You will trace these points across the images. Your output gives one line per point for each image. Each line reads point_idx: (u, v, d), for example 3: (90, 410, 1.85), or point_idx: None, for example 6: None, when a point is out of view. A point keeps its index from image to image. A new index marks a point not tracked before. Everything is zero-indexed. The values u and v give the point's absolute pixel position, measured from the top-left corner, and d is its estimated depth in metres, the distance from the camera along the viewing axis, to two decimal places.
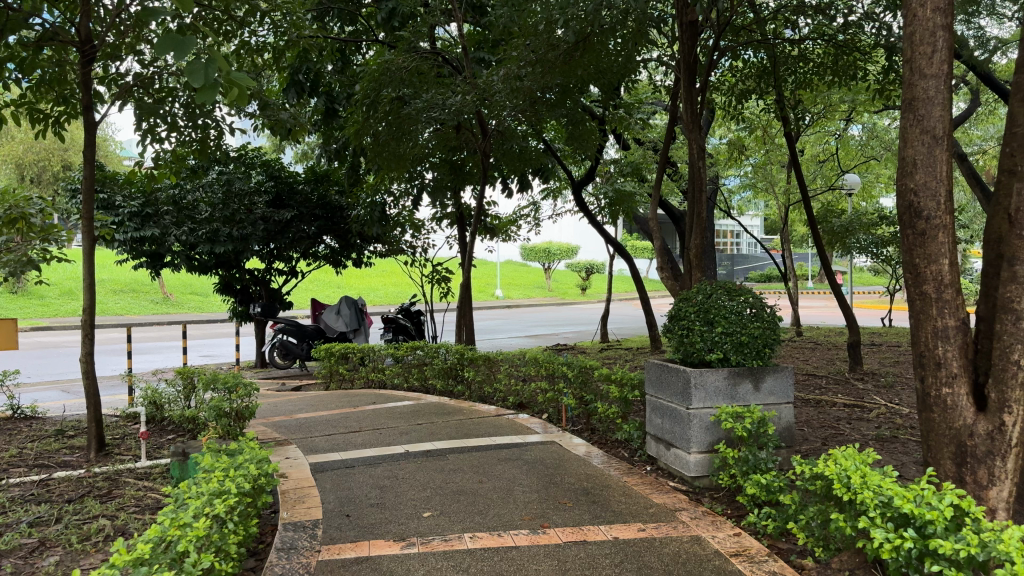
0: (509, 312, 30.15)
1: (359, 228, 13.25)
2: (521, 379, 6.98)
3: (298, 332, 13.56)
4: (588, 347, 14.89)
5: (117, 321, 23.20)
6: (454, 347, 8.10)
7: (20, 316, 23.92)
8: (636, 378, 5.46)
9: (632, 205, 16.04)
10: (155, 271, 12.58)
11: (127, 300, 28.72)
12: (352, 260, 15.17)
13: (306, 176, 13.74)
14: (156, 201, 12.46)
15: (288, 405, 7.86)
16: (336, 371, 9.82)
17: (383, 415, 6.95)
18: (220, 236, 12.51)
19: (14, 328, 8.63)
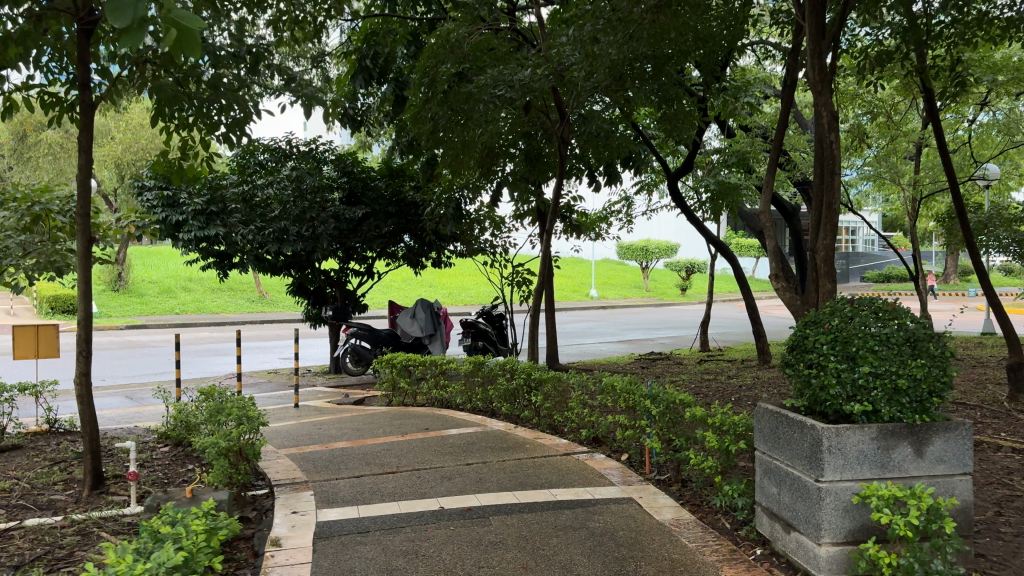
0: (603, 313, 28.74)
1: (434, 225, 12.28)
2: (597, 409, 5.73)
3: (372, 337, 12.66)
4: (685, 358, 13.41)
5: (209, 321, 23.35)
6: (523, 366, 6.92)
7: (119, 315, 24.46)
8: (742, 422, 4.12)
9: (737, 199, 14.43)
10: (222, 273, 11.98)
11: (225, 298, 29.11)
12: (431, 260, 14.24)
13: (381, 171, 12.88)
14: (225, 198, 11.91)
15: (332, 428, 6.90)
16: (397, 386, 8.84)
17: (432, 447, 5.85)
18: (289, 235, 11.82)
19: (57, 334, 8.00)
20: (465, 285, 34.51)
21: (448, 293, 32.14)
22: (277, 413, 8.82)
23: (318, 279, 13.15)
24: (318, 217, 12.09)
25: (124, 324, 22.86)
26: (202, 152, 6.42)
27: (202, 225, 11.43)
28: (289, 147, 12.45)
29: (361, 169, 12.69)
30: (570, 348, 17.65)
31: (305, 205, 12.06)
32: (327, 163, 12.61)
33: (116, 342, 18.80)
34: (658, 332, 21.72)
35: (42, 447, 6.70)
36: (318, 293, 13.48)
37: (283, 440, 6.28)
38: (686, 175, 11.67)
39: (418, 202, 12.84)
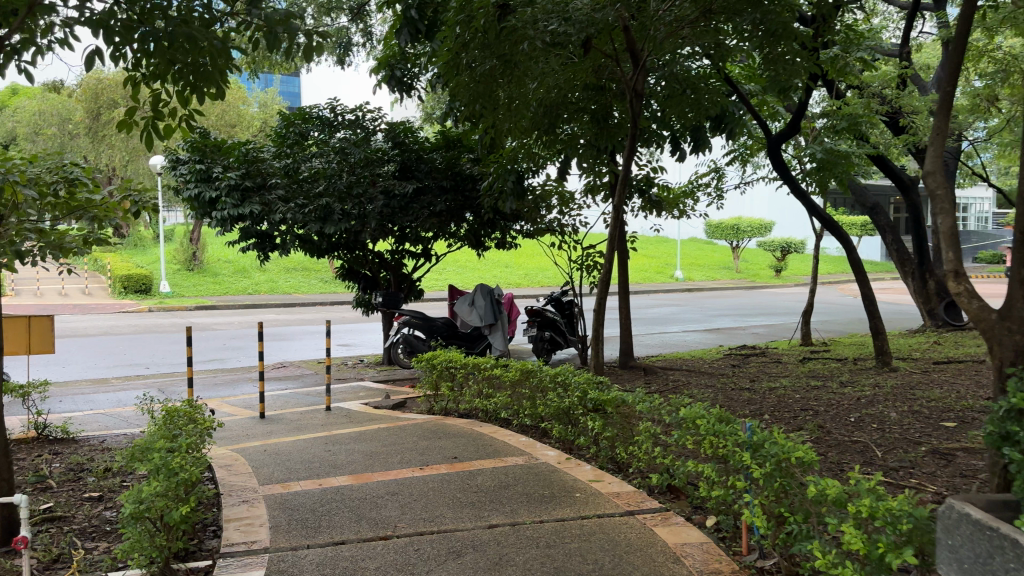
0: (689, 296, 26.91)
1: (494, 201, 10.87)
2: (674, 448, 4.21)
3: (427, 327, 11.35)
4: (786, 356, 11.60)
5: (278, 305, 22.75)
6: (579, 377, 5.44)
7: (191, 295, 24.21)
8: (905, 513, 2.55)
9: (847, 171, 12.41)
10: (263, 256, 10.89)
11: (298, 278, 28.61)
12: (494, 241, 12.87)
13: (436, 142, 11.56)
14: (265, 173, 10.85)
15: (343, 450, 5.59)
16: (439, 391, 7.50)
17: (453, 489, 4.46)
18: (333, 213, 10.64)
19: (51, 329, 6.95)
20: (543, 266, 33.14)
21: (524, 273, 30.85)
22: (302, 421, 7.63)
23: (370, 263, 11.98)
24: (365, 193, 10.88)
25: (194, 304, 22.45)
26: (180, 109, 5.13)
27: (238, 202, 10.39)
28: (334, 115, 11.25)
29: (413, 139, 11.39)
30: (651, 338, 16.04)
31: (353, 179, 10.89)
32: (377, 133, 11.34)
33: (178, 325, 18.29)
34: (749, 319, 19.77)
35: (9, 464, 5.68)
36: (371, 278, 12.30)
37: (275, 471, 5.01)
38: (789, 140, 9.87)
39: (476, 175, 11.46)
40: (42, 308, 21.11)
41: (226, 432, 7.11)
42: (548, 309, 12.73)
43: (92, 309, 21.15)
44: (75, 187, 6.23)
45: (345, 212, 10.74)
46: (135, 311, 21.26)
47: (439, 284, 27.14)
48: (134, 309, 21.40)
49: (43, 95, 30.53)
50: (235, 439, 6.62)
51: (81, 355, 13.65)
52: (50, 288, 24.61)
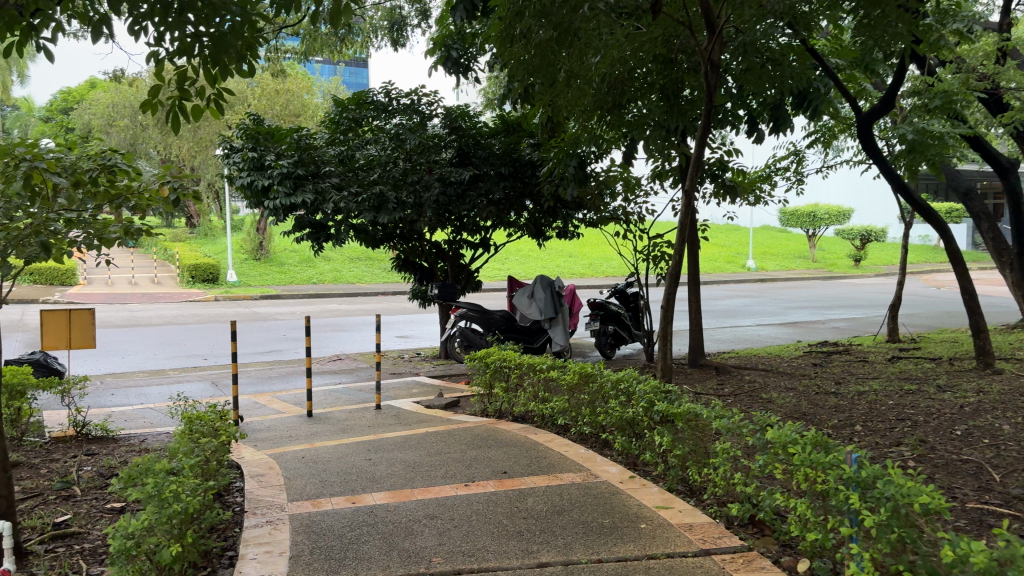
0: (763, 287, 25.76)
1: (555, 187, 10.27)
2: (760, 474, 3.59)
3: (484, 320, 10.95)
4: (873, 355, 10.69)
5: (341, 295, 22.66)
6: (647, 384, 4.84)
7: (257, 285, 24.36)
8: None
9: (942, 153, 11.37)
10: (317, 246, 10.50)
11: (362, 267, 28.57)
12: (555, 231, 12.29)
13: (494, 126, 11.01)
14: (319, 161, 10.47)
15: (385, 460, 5.12)
16: (493, 391, 6.98)
17: (499, 514, 3.93)
18: (387, 202, 10.19)
19: (92, 321, 6.75)
20: (608, 256, 32.35)
21: (589, 263, 30.14)
22: (350, 420, 7.21)
23: (426, 254, 11.55)
24: (420, 181, 10.48)
25: (259, 293, 22.55)
26: (209, 87, 4.72)
27: (290, 191, 9.96)
28: (388, 100, 10.76)
29: (471, 124, 10.86)
30: (722, 332, 15.19)
31: (407, 166, 10.58)
32: (434, 118, 10.82)
33: (241, 314, 18.30)
34: (828, 312, 18.64)
35: (39, 467, 5.41)
36: (427, 269, 11.83)
37: (307, 484, 4.56)
38: (880, 117, 8.98)
39: (536, 160, 10.89)
40: (114, 297, 21.49)
41: (270, 433, 6.75)
42: (611, 301, 12.13)
43: (161, 298, 21.43)
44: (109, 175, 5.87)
45: (400, 201, 10.30)
46: (201, 300, 21.44)
47: (502, 274, 26.69)
48: (200, 298, 21.60)
49: (117, 89, 31.24)
50: (277, 441, 6.24)
51: (143, 346, 13.65)
52: (123, 277, 25.13)
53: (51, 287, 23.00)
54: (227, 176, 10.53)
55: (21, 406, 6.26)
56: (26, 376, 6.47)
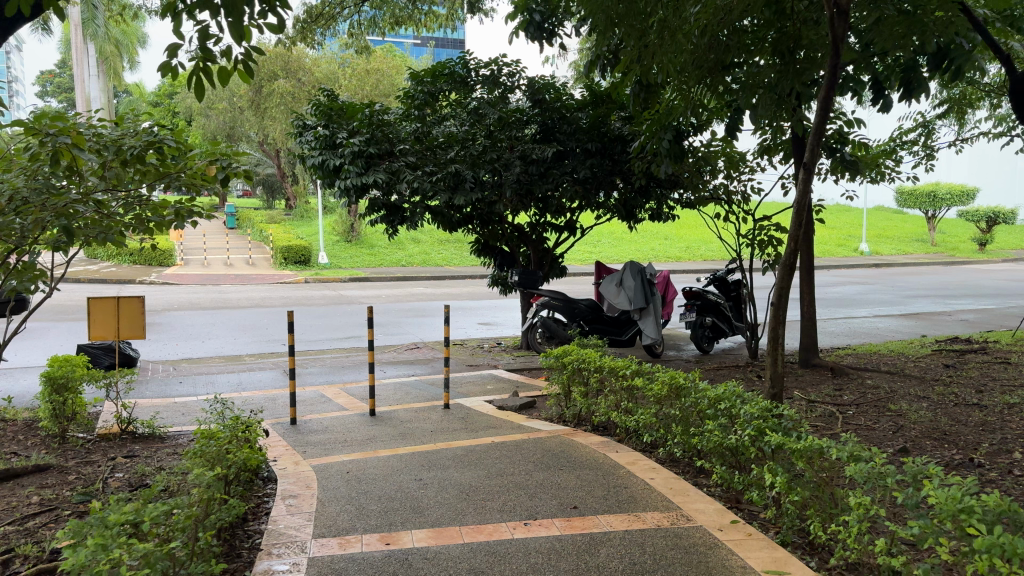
0: (878, 272, 23.77)
1: (649, 164, 9.29)
2: (918, 547, 2.63)
3: (567, 309, 10.13)
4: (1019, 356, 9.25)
5: (428, 278, 22.26)
6: (755, 405, 3.91)
7: (347, 266, 24.30)
8: None
9: None
10: (391, 230, 9.86)
11: (451, 249, 28.14)
12: (648, 212, 11.30)
13: (582, 99, 10.09)
14: (393, 137, 9.81)
15: (437, 480, 4.38)
16: (571, 394, 6.16)
17: (562, 571, 3.12)
18: (464, 181, 9.47)
19: (141, 311, 6.32)
20: (707, 239, 30.81)
21: (686, 246, 28.74)
22: (412, 421, 6.55)
23: (508, 237, 10.81)
24: (500, 158, 9.73)
25: (348, 276, 22.39)
26: (234, 45, 4.06)
27: (362, 170, 9.31)
28: (467, 72, 9.94)
29: (557, 95, 9.98)
30: (834, 324, 13.80)
31: (487, 143, 9.86)
32: (516, 90, 10.00)
33: (327, 297, 18.11)
34: (954, 302, 16.81)
35: (69, 473, 4.97)
36: (509, 254, 11.15)
37: (340, 512, 3.88)
38: None
39: (626, 135, 9.96)
40: (208, 278, 21.84)
41: (325, 435, 6.17)
42: (710, 290, 11.11)
43: (253, 279, 21.57)
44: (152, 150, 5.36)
45: (478, 180, 9.56)
46: (292, 282, 21.45)
47: (594, 258, 25.70)
48: (291, 280, 21.61)
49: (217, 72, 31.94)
50: (328, 446, 5.64)
51: (225, 329, 13.53)
52: (219, 258, 25.64)
53: (150, 268, 23.67)
54: (299, 154, 9.97)
55: (67, 400, 5.92)
56: (73, 368, 6.12)
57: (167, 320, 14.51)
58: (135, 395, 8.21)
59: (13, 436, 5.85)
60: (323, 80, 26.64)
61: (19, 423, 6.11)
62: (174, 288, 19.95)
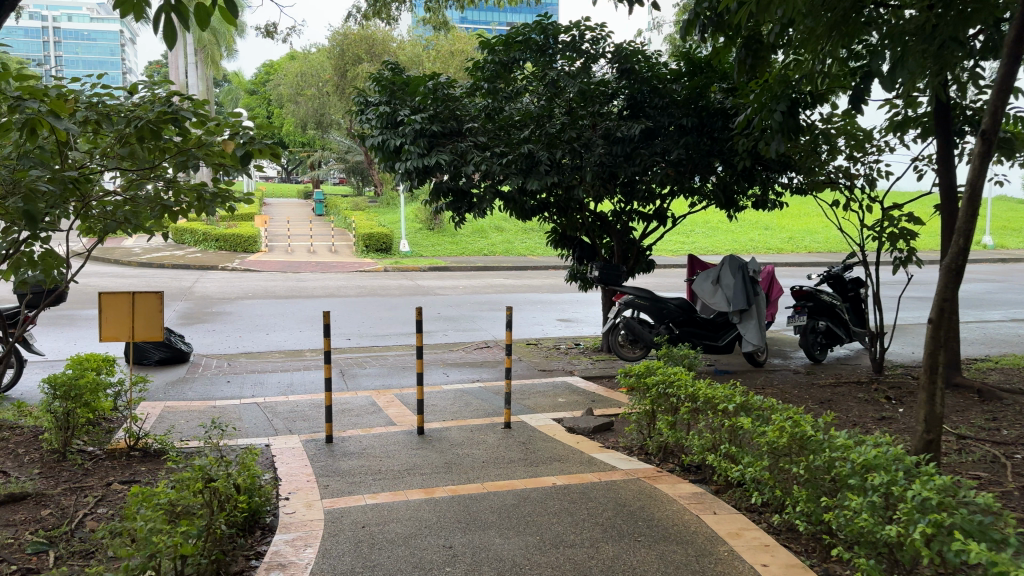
0: (1009, 269, 21.30)
1: (757, 143, 7.95)
2: None
3: (655, 310, 9.01)
4: None
5: (510, 268, 21.28)
6: (925, 481, 2.70)
7: (428, 255, 23.58)
8: None
9: None
10: (459, 218, 8.83)
11: (536, 238, 27.06)
12: (751, 198, 9.93)
13: (676, 68, 8.83)
14: (461, 114, 8.80)
15: (473, 550, 3.33)
16: (657, 423, 5.01)
17: None
18: (539, 163, 8.37)
19: (159, 308, 5.51)
20: (810, 229, 28.65)
21: (789, 237, 26.71)
22: (465, 444, 5.51)
23: (589, 227, 9.69)
24: (581, 137, 8.63)
25: (428, 264, 21.66)
26: None
27: (425, 151, 8.33)
28: (545, 39, 8.76)
29: (648, 64, 8.78)
30: (967, 329, 11.98)
31: (567, 119, 8.76)
32: (601, 59, 8.81)
33: (403, 286, 17.37)
34: None
35: (45, 504, 4.19)
36: (590, 245, 10.09)
37: None
38: None
39: (729, 109, 8.64)
40: (289, 265, 21.54)
41: (361, 459, 5.21)
42: (822, 290, 9.69)
43: (333, 267, 21.12)
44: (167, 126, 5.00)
45: (554, 161, 8.48)
46: (371, 269, 20.88)
47: (687, 250, 24.12)
48: (370, 267, 21.04)
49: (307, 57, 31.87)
50: (356, 478, 4.66)
51: (292, 320, 12.89)
52: (302, 245, 25.40)
53: (235, 254, 23.65)
54: (358, 133, 9.03)
55: (73, 410, 5.18)
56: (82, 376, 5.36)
57: (237, 309, 14.02)
58: (175, 397, 7.52)
59: (12, 448, 5.14)
60: (408, 63, 25.72)
61: (25, 433, 5.43)
62: (254, 274, 19.69)
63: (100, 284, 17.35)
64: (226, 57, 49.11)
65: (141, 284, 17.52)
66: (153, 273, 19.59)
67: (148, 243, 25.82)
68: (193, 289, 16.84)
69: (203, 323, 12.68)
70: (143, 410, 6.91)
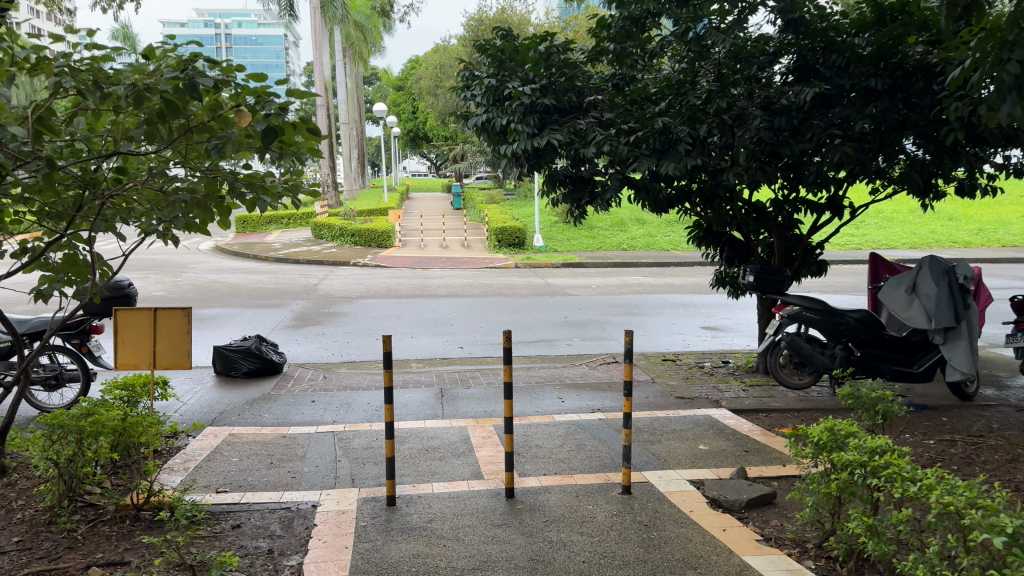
0: None
1: (977, 110, 5.99)
2: None
3: (828, 324, 7.20)
4: None
5: (650, 265, 19.47)
6: None
7: (563, 250, 22.18)
8: None
9: None
10: (579, 212, 7.34)
11: (681, 231, 24.99)
12: (954, 182, 7.83)
13: (858, 17, 6.93)
14: (583, 85, 7.31)
15: None
16: (849, 522, 3.37)
17: None
18: (678, 143, 6.76)
19: (187, 330, 4.41)
20: (1005, 220, 24.73)
21: (978, 229, 23.13)
22: (565, 522, 4.06)
23: (741, 221, 7.94)
24: (733, 108, 6.93)
25: (562, 259, 20.27)
26: None
27: (536, 131, 6.88)
28: None
29: (821, 13, 6.98)
30: None
31: (715, 87, 7.11)
32: (760, 8, 6.99)
33: (531, 285, 16.08)
34: None
35: None
36: (741, 243, 8.25)
37: None
38: None
39: (934, 65, 6.66)
40: (419, 260, 20.79)
41: (423, 538, 3.89)
42: None
43: (463, 263, 20.19)
44: (180, 98, 3.90)
45: (697, 139, 6.88)
46: (501, 265, 19.75)
47: (854, 244, 21.31)
48: (500, 263, 19.93)
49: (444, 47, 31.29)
50: None
51: (407, 323, 11.85)
52: (435, 239, 24.73)
53: (368, 249, 23.28)
54: (462, 112, 7.67)
55: (77, 458, 4.15)
56: (92, 412, 4.39)
57: (354, 310, 13.18)
58: (248, 420, 6.55)
59: (9, 501, 4.29)
60: None
61: (35, 480, 4.56)
62: (383, 271, 19.07)
63: (231, 281, 17.19)
64: (372, 54, 49.79)
65: (269, 280, 17.23)
66: (286, 270, 19.38)
67: (289, 238, 25.98)
68: (317, 287, 16.30)
69: (315, 325, 11.87)
70: (204, 439, 5.94)
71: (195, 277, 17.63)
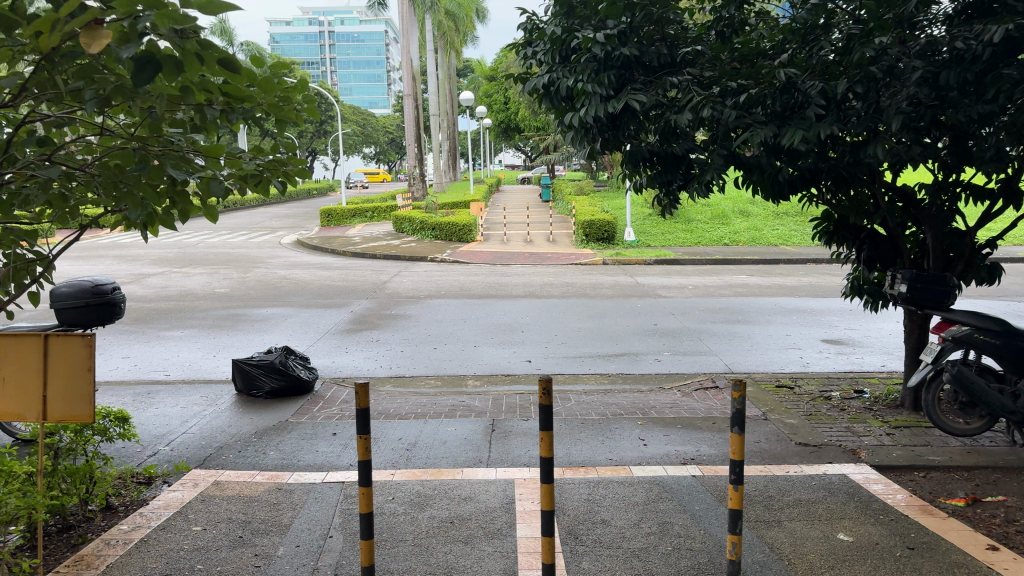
0: None
1: None
2: None
3: (1010, 353, 5.25)
4: None
5: (753, 263, 17.42)
6: None
7: (656, 245, 20.30)
8: None
9: None
10: (670, 199, 5.70)
11: (789, 224, 22.65)
12: None
13: None
14: (676, 33, 5.61)
15: None
16: None
17: None
18: (804, 106, 5.02)
19: (89, 363, 3.08)
20: None
21: None
22: None
23: (885, 212, 6.10)
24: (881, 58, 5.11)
25: (654, 254, 18.47)
26: None
27: (614, 92, 5.28)
28: None
29: None
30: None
31: (857, 30, 5.29)
32: None
33: (618, 284, 14.40)
34: None
35: None
36: (886, 241, 6.40)
37: None
38: None
39: None
40: (500, 256, 19.38)
41: None
42: None
43: (547, 258, 18.70)
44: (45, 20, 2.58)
45: (832, 99, 5.10)
46: (587, 260, 18.15)
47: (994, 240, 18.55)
48: (586, 259, 18.32)
49: None
50: None
51: (473, 329, 10.45)
52: (520, 233, 23.33)
53: (449, 243, 22.09)
54: (522, 74, 6.12)
55: None
56: None
57: (418, 312, 11.87)
58: (247, 459, 5.26)
59: None
60: None
61: None
62: (460, 267, 17.80)
63: (300, 277, 16.26)
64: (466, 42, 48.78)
65: (339, 277, 16.21)
66: (360, 265, 18.36)
67: (370, 232, 25.08)
68: (387, 285, 15.12)
69: (371, 329, 10.61)
70: (178, 490, 4.63)
71: (265, 273, 16.84)
